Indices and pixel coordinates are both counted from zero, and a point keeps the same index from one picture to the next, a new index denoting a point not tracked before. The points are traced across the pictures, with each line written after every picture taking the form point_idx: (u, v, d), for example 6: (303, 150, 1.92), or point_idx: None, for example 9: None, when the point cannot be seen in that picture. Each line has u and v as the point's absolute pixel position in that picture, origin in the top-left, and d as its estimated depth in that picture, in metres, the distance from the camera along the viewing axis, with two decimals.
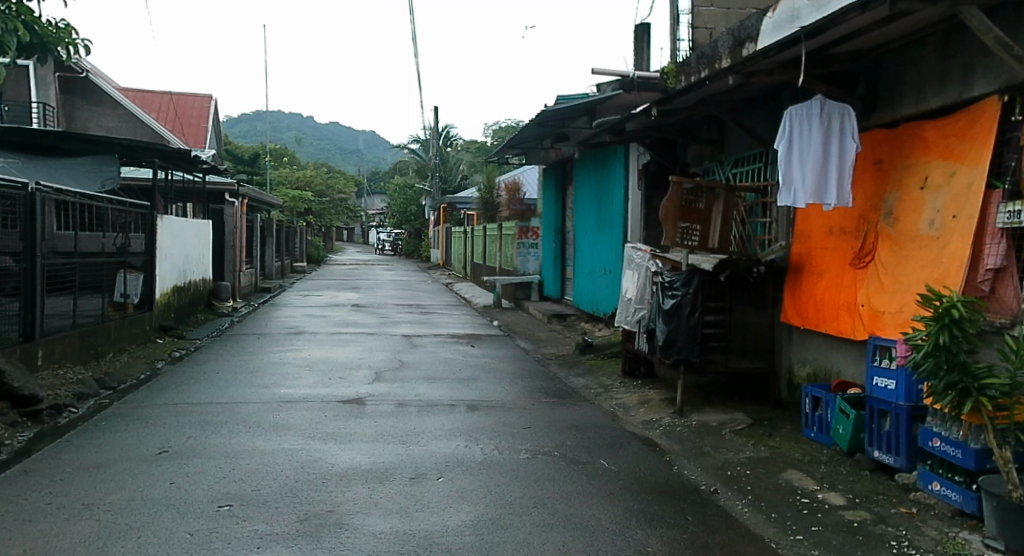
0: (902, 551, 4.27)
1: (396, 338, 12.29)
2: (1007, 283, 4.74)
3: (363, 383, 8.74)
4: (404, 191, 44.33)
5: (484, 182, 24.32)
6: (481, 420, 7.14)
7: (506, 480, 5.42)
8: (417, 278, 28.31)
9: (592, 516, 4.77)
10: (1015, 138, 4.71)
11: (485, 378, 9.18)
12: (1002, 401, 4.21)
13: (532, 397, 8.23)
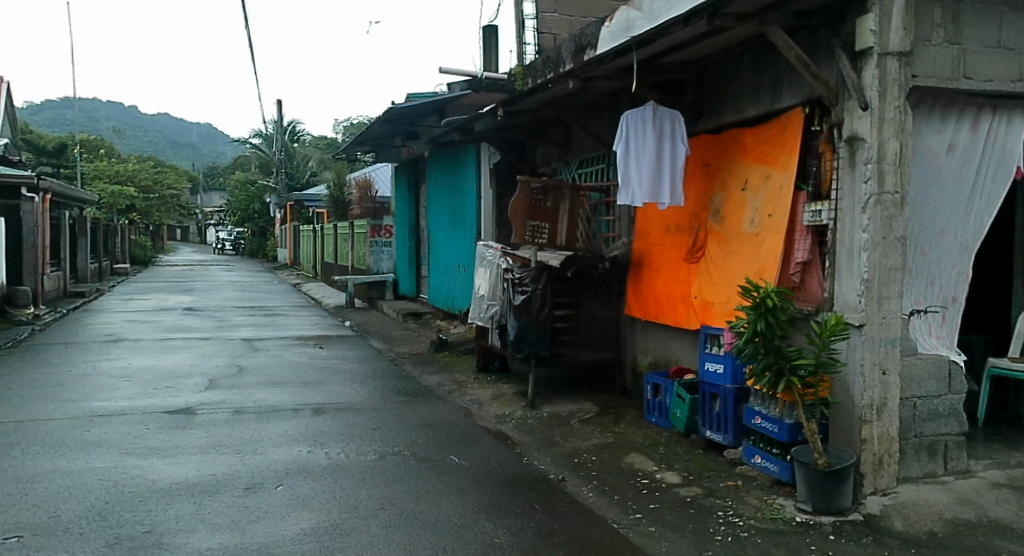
0: (728, 519, 4.71)
1: (235, 342, 11.89)
2: (814, 274, 5.32)
3: (193, 392, 8.42)
4: (245, 187, 42.67)
5: (333, 179, 23.90)
6: (327, 423, 7.10)
7: (353, 483, 5.45)
8: (261, 278, 27.47)
9: (441, 513, 4.91)
10: (816, 145, 5.27)
11: (334, 380, 9.09)
12: (809, 379, 4.73)
13: (383, 397, 8.26)
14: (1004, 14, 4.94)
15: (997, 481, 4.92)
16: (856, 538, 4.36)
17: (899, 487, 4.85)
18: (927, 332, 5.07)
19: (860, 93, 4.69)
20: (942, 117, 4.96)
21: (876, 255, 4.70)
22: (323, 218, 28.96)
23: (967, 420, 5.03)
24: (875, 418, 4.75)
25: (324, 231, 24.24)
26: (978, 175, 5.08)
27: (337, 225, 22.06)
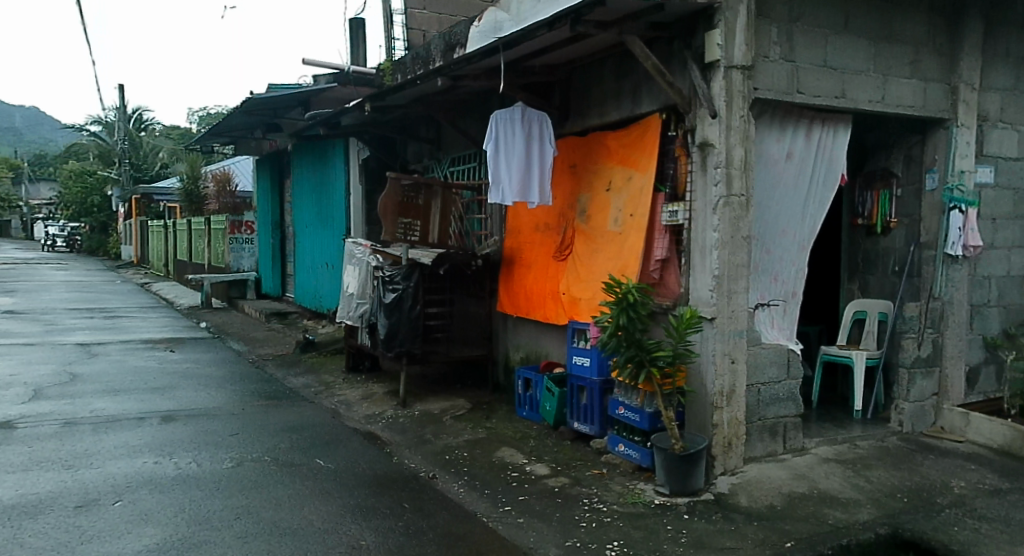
0: (593, 506, 4.93)
1: (69, 348, 11.13)
2: (671, 271, 5.65)
3: (17, 404, 7.83)
4: (83, 178, 39.76)
5: (186, 171, 22.75)
6: (178, 432, 6.83)
7: (206, 494, 5.30)
8: (100, 278, 25.64)
9: (303, 518, 4.87)
10: (672, 149, 5.59)
11: (185, 386, 8.72)
12: (667, 370, 5.03)
13: (243, 401, 8.02)
14: (829, 37, 5.40)
15: (826, 456, 5.44)
16: (708, 515, 4.70)
17: (745, 466, 5.25)
18: (769, 324, 5.48)
19: (710, 102, 5.03)
20: (782, 126, 5.39)
21: (725, 253, 5.07)
22: (176, 212, 27.53)
23: (803, 402, 5.48)
24: (725, 404, 5.12)
25: (176, 227, 23.05)
26: (812, 180, 5.55)
27: (191, 220, 21.04)
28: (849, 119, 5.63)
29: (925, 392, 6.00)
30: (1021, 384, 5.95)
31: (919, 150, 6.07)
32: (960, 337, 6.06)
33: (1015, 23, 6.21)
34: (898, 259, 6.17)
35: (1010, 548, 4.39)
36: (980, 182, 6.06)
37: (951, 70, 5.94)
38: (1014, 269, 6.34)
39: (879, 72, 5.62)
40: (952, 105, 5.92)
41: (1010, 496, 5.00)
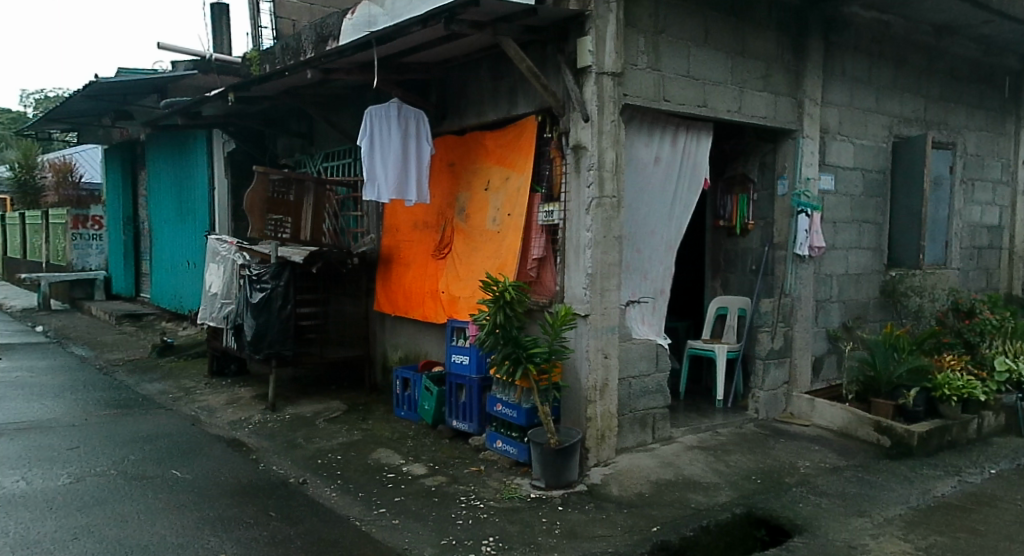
0: (470, 503, 4.99)
1: None
2: (548, 270, 5.78)
3: None
4: None
5: (19, 159, 20.95)
6: (11, 447, 6.33)
7: (39, 514, 4.96)
8: None
9: (154, 534, 4.68)
10: (548, 151, 5.73)
11: (16, 397, 8.06)
12: (543, 366, 5.16)
13: (86, 411, 7.52)
14: (691, 49, 5.69)
15: (690, 444, 5.75)
16: (581, 506, 4.86)
17: (617, 457, 5.46)
18: (641, 321, 5.72)
19: (582, 106, 5.20)
20: (650, 132, 5.64)
21: (598, 252, 5.25)
22: (8, 204, 25.31)
23: (670, 394, 5.75)
24: (598, 398, 5.30)
25: (7, 220, 21.18)
26: (678, 183, 5.84)
27: (27, 213, 19.42)
28: (711, 127, 5.97)
29: (777, 380, 6.47)
30: (857, 372, 6.50)
31: (772, 157, 6.51)
32: (807, 330, 6.57)
33: (849, 44, 6.73)
34: (755, 258, 6.58)
35: (846, 521, 4.84)
36: (823, 188, 6.59)
37: (796, 85, 6.40)
38: (852, 267, 6.92)
39: (736, 84, 5.98)
40: (798, 116, 6.39)
41: (847, 473, 5.48)
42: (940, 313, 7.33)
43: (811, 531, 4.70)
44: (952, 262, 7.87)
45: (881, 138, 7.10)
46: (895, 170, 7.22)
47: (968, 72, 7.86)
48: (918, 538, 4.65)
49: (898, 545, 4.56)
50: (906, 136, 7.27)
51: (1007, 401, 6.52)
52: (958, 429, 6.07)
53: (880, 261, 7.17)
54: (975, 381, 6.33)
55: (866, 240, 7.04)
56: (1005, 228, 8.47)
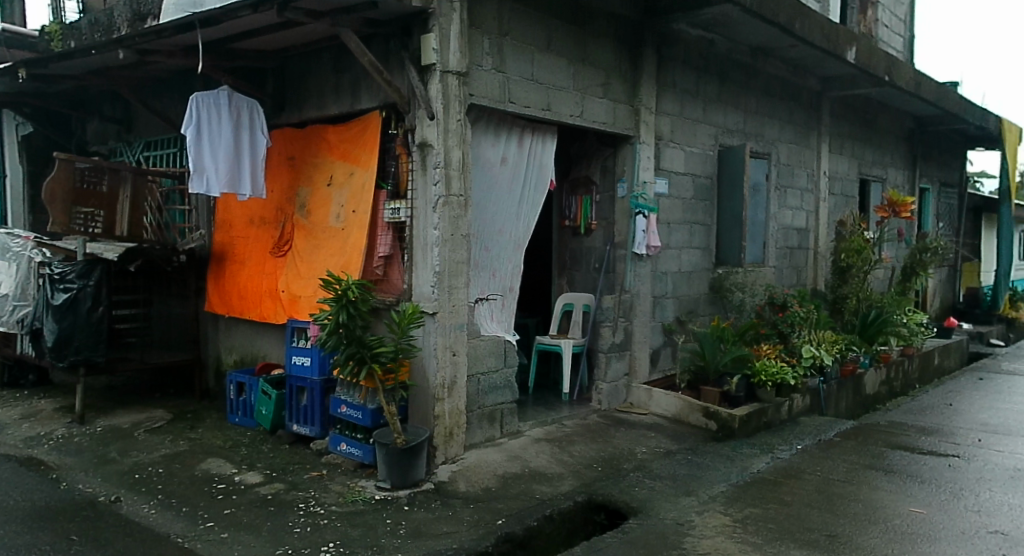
0: (309, 510, 4.81)
1: None
2: (395, 267, 5.70)
3: None
4: None
5: None
6: None
7: None
8: None
9: None
10: (393, 148, 5.64)
11: None
12: (390, 365, 5.09)
13: None
14: (534, 53, 5.86)
15: (537, 437, 5.96)
16: (426, 504, 4.85)
17: (465, 453, 5.50)
18: (489, 317, 5.83)
19: (427, 104, 5.19)
20: (495, 133, 5.75)
21: (445, 250, 5.26)
22: None
23: (517, 389, 5.89)
24: (446, 396, 5.31)
25: None
26: (525, 183, 6.01)
27: None
28: (555, 130, 6.19)
29: (618, 373, 7.02)
30: (689, 361, 7.23)
31: (612, 161, 7.07)
32: (644, 324, 7.17)
33: (677, 57, 7.39)
34: (598, 257, 7.07)
35: (675, 500, 5.22)
36: (658, 192, 7.24)
37: (633, 93, 6.95)
38: (684, 266, 7.67)
39: (578, 90, 6.31)
40: (635, 124, 6.95)
41: (678, 456, 5.99)
42: (757, 307, 8.12)
43: (644, 512, 5.02)
44: (769, 260, 9.03)
45: (708, 146, 7.89)
46: (720, 177, 8.02)
47: (779, 89, 8.98)
48: (736, 511, 5.11)
49: (718, 519, 4.98)
50: (729, 145, 8.12)
51: (811, 384, 7.74)
52: (772, 411, 7.01)
53: (708, 260, 8.00)
54: (786, 366, 7.30)
55: (697, 240, 7.85)
56: (812, 230, 9.85)
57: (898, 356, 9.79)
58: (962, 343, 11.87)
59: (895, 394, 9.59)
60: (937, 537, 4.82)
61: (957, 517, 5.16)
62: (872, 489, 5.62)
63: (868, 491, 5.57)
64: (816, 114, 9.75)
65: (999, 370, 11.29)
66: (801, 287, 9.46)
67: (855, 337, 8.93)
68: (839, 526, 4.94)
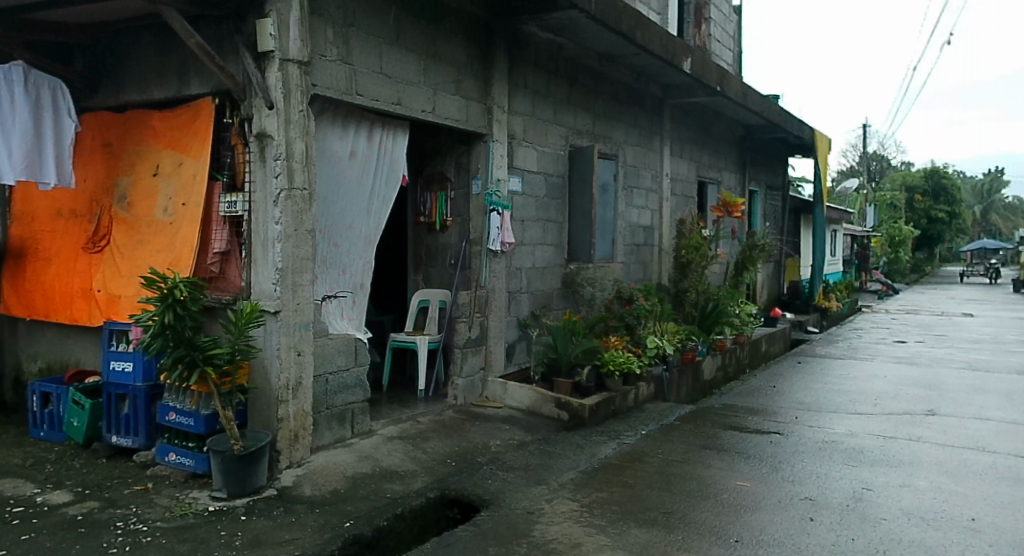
0: (129, 529, 4.35)
1: None
2: (233, 264, 5.41)
3: None
4: None
5: None
6: None
7: None
8: None
9: None
10: (228, 137, 5.34)
11: None
12: (227, 368, 4.82)
13: None
14: (382, 46, 5.76)
15: (390, 435, 5.91)
16: (267, 512, 4.57)
17: (311, 456, 5.30)
18: (339, 315, 5.70)
19: (266, 92, 4.95)
20: (342, 126, 5.60)
21: (288, 246, 5.06)
22: None
23: (369, 387, 5.79)
24: (291, 397, 5.10)
25: None
26: (375, 178, 5.93)
27: None
28: (406, 126, 6.15)
29: (474, 367, 7.09)
30: (543, 354, 7.35)
31: (466, 158, 7.07)
32: (499, 319, 7.29)
33: (528, 59, 7.53)
34: (454, 253, 7.13)
35: (526, 490, 5.31)
36: (512, 190, 7.36)
37: (485, 92, 7.01)
38: (538, 262, 7.84)
39: (430, 86, 6.28)
40: (488, 122, 7.01)
41: (531, 447, 6.13)
42: (606, 301, 8.54)
43: (496, 503, 5.08)
44: (617, 257, 9.42)
45: (559, 147, 8.10)
46: (571, 176, 8.28)
47: (624, 94, 9.35)
48: (583, 497, 5.27)
49: (567, 505, 5.12)
50: (578, 146, 8.39)
51: (656, 372, 8.16)
52: (620, 399, 7.35)
53: (561, 256, 8.23)
54: (633, 357, 7.68)
55: (550, 237, 8.04)
56: (656, 228, 10.38)
57: (731, 344, 10.47)
58: (786, 330, 12.90)
59: (727, 378, 10.23)
60: (759, 507, 5.22)
61: (776, 488, 5.60)
62: (705, 466, 5.99)
63: (701, 469, 5.92)
64: (658, 120, 10.25)
65: (817, 354, 12.36)
66: (646, 281, 9.96)
67: (693, 327, 9.46)
68: (676, 504, 5.21)
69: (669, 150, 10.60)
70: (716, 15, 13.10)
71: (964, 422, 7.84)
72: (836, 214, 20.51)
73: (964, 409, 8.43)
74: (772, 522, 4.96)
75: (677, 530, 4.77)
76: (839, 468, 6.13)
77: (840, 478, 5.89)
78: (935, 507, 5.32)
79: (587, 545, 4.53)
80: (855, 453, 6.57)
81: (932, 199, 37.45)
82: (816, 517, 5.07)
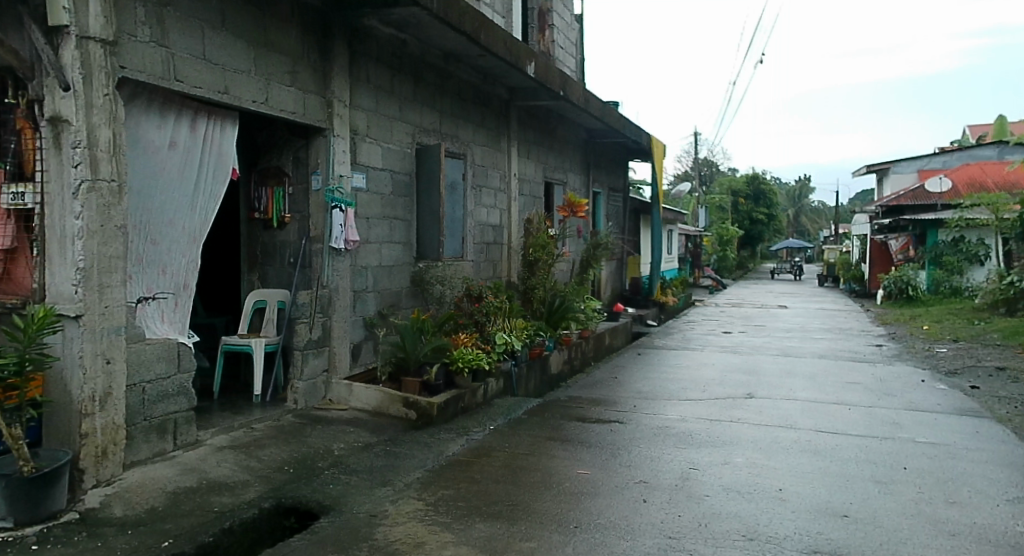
0: None
1: None
2: (21, 264, 4.75)
3: None
4: None
5: None
6: None
7: None
8: None
9: None
10: (11, 120, 4.68)
11: None
12: (13, 381, 4.29)
13: None
14: (204, 30, 5.39)
15: (220, 444, 5.56)
16: (67, 538, 4.11)
17: (124, 473, 4.87)
18: (159, 319, 5.35)
19: (60, 72, 4.45)
20: (158, 113, 5.21)
21: (92, 243, 4.61)
22: None
23: (195, 395, 5.43)
24: (97, 410, 4.66)
25: None
26: (200, 171, 5.58)
27: None
28: (234, 117, 5.82)
29: (316, 370, 6.82)
30: (390, 354, 7.19)
31: (305, 153, 6.78)
32: (344, 319, 7.05)
33: (370, 54, 7.33)
34: (293, 251, 6.84)
35: (370, 493, 5.16)
36: (356, 186, 7.14)
37: (324, 86, 6.75)
38: (384, 260, 7.65)
39: (261, 75, 5.96)
40: (327, 116, 6.76)
41: (376, 448, 5.96)
42: (456, 298, 8.44)
43: (337, 509, 4.88)
44: (467, 255, 9.39)
45: (405, 144, 7.95)
46: (418, 175, 8.16)
47: (470, 94, 9.32)
48: (429, 495, 5.18)
49: (412, 505, 5.01)
50: (425, 144, 8.28)
51: (504, 367, 8.21)
52: (469, 396, 7.32)
53: (409, 254, 8.08)
54: (482, 354, 7.67)
55: (397, 235, 7.87)
56: (505, 227, 10.44)
57: (576, 338, 10.71)
58: (628, 324, 13.37)
59: (574, 371, 10.46)
60: (598, 493, 5.33)
61: (614, 473, 5.75)
62: (551, 457, 6.07)
63: (546, 459, 6.00)
64: (505, 122, 10.31)
65: (656, 346, 12.91)
66: (495, 279, 10.01)
67: (542, 323, 9.59)
68: (520, 496, 5.22)
69: (516, 150, 10.69)
70: (559, 23, 13.37)
71: (777, 403, 8.44)
72: (672, 216, 21.56)
73: (777, 391, 9.10)
74: (609, 506, 5.08)
75: (520, 521, 4.78)
76: (670, 451, 6.40)
77: (670, 460, 6.15)
78: (751, 480, 5.67)
79: (432, 543, 4.45)
80: (684, 436, 6.88)
81: (753, 202, 40.32)
82: (648, 499, 5.25)
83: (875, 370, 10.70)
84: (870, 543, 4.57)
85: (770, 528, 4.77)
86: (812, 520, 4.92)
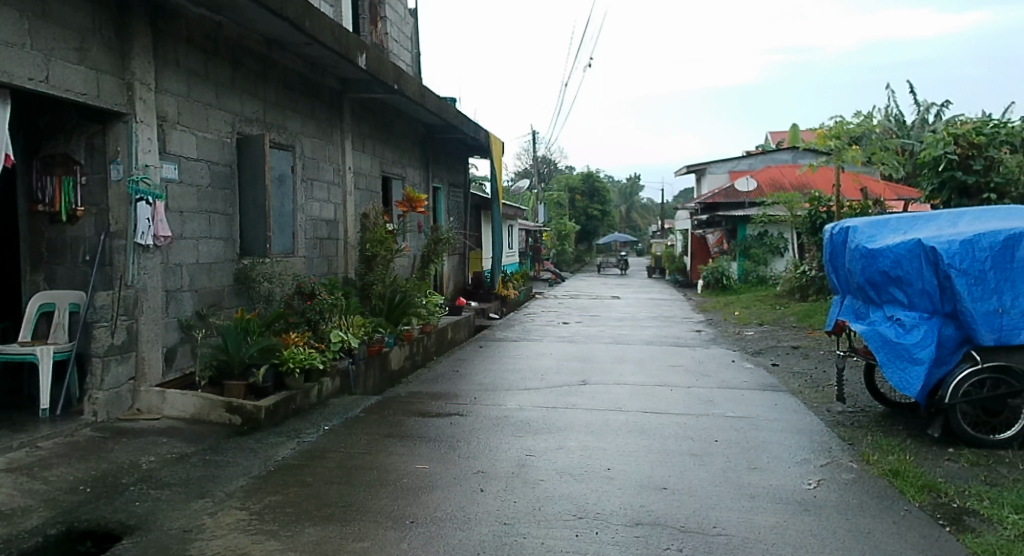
0: None
1: None
2: None
3: None
4: None
5: None
6: None
7: None
8: None
9: None
10: None
11: None
12: None
13: None
14: None
15: None
16: None
17: None
18: None
19: None
20: None
21: None
22: None
23: None
24: None
25: None
26: None
27: None
28: (5, 95, 5.17)
29: (120, 378, 6.19)
30: (210, 357, 6.67)
31: (101, 140, 6.14)
32: (154, 322, 6.45)
33: (180, 36, 6.74)
34: (88, 248, 6.18)
35: (184, 507, 4.71)
36: (165, 177, 6.57)
37: (123, 66, 6.14)
38: (202, 257, 7.10)
39: (38, 50, 5.35)
40: (127, 100, 6.14)
41: (193, 459, 5.49)
42: (286, 297, 7.94)
43: (143, 527, 4.41)
44: (298, 251, 8.95)
45: (224, 133, 7.42)
46: (240, 166, 7.64)
47: (298, 84, 8.86)
48: (254, 503, 4.81)
49: (234, 516, 4.63)
50: (247, 134, 7.78)
51: (340, 366, 7.90)
52: (301, 397, 6.94)
53: (231, 251, 7.55)
54: (315, 353, 7.29)
55: (217, 230, 7.33)
56: (339, 222, 10.05)
57: (417, 333, 10.52)
58: (470, 317, 13.34)
59: (417, 367, 10.26)
60: (435, 486, 5.19)
61: (452, 466, 5.64)
62: (388, 455, 5.85)
63: (384, 457, 5.79)
64: (336, 113, 9.91)
65: (496, 338, 12.97)
66: (330, 275, 9.62)
67: (381, 319, 9.32)
68: (354, 496, 4.98)
69: (350, 144, 10.32)
70: (393, 16, 13.07)
71: (608, 388, 8.68)
72: (510, 212, 21.84)
73: (608, 377, 9.37)
74: (447, 498, 4.95)
75: (353, 522, 4.54)
76: (508, 440, 6.38)
77: (508, 448, 6.12)
78: (582, 462, 5.74)
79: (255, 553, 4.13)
80: (522, 425, 6.89)
81: (588, 198, 41.82)
82: (486, 488, 5.18)
83: (694, 353, 11.30)
84: (686, 511, 4.75)
85: (598, 505, 4.83)
86: (635, 495, 5.04)
